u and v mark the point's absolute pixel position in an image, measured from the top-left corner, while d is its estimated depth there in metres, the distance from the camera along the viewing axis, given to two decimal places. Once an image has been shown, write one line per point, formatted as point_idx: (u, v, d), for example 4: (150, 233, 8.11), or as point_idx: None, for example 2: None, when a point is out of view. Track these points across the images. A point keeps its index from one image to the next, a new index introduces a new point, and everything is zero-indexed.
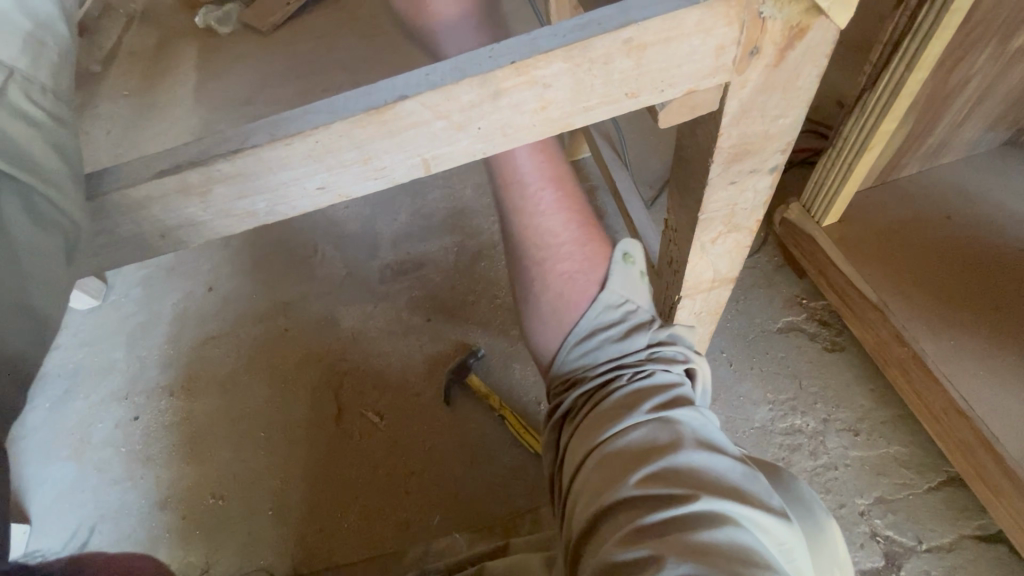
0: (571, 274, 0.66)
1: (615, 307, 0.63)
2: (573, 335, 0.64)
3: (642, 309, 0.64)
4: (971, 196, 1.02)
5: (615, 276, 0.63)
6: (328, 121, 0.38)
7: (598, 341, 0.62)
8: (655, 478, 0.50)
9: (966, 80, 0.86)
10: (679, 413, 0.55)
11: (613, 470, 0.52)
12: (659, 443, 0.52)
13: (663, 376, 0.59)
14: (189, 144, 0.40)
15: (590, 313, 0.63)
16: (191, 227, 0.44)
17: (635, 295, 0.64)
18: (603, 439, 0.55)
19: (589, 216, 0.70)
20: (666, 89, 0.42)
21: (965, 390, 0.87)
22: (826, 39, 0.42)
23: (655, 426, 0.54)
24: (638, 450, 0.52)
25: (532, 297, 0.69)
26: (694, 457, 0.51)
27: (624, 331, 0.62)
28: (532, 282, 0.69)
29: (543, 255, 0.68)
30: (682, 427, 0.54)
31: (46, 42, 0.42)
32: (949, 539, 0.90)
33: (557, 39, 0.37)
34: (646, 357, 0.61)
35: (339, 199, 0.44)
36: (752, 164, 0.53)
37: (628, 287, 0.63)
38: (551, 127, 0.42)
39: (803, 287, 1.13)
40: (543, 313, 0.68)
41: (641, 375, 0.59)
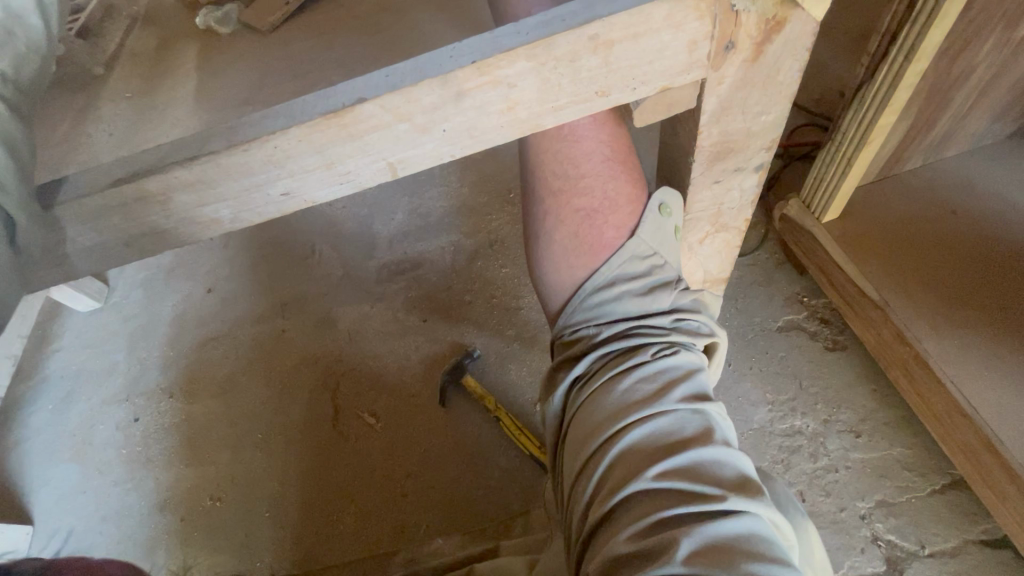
0: (590, 210, 0.60)
1: (641, 259, 0.56)
2: (590, 282, 0.57)
3: (668, 266, 0.57)
4: (978, 190, 0.99)
5: (646, 224, 0.56)
6: (285, 126, 0.37)
7: (620, 294, 0.55)
8: (680, 472, 0.46)
9: (971, 70, 0.83)
10: (707, 403, 0.50)
11: (633, 460, 0.47)
12: (687, 434, 0.48)
13: (689, 353, 0.53)
14: (149, 151, 0.40)
15: (613, 260, 0.56)
16: (157, 234, 0.43)
17: (663, 250, 0.57)
18: (625, 424, 0.49)
19: (625, 151, 0.63)
20: (639, 88, 0.41)
21: (969, 390, 0.84)
22: (805, 32, 0.40)
23: (685, 414, 0.49)
24: (663, 439, 0.48)
25: (546, 232, 0.63)
26: (723, 452, 0.47)
27: (648, 288, 0.55)
28: (549, 220, 0.62)
29: (564, 184, 0.62)
30: (709, 418, 0.49)
31: (14, 33, 0.41)
32: (952, 544, 0.88)
33: (520, 37, 0.36)
34: (670, 325, 0.55)
35: (306, 205, 0.43)
36: (736, 162, 0.51)
37: (658, 239, 0.56)
38: (520, 128, 0.41)
39: (804, 285, 1.11)
40: (554, 251, 0.61)
41: (669, 351, 0.52)
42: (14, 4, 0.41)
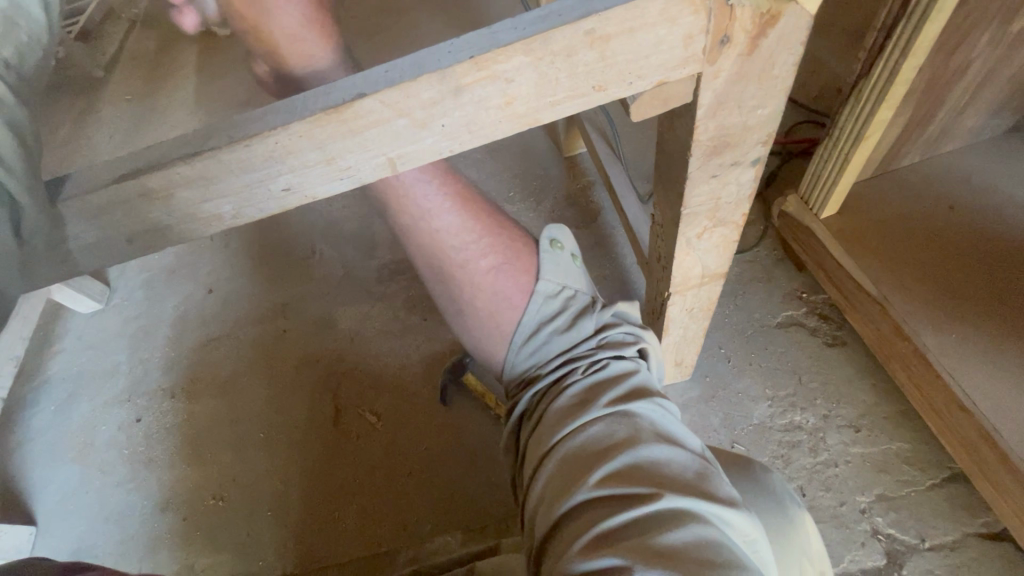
0: (497, 269, 0.65)
1: (553, 296, 0.63)
2: (517, 334, 0.63)
3: (581, 293, 0.64)
4: (975, 186, 0.99)
5: (546, 264, 0.64)
6: (287, 121, 0.38)
7: (545, 335, 0.62)
8: (616, 476, 0.50)
9: (966, 65, 0.83)
10: (636, 406, 0.55)
11: (573, 469, 0.52)
12: (617, 440, 0.53)
13: (617, 365, 0.59)
14: (151, 147, 0.40)
15: (530, 308, 0.63)
16: (160, 231, 0.43)
17: (571, 280, 0.64)
18: (560, 438, 0.55)
19: (492, 209, 0.70)
20: (635, 82, 0.41)
21: (968, 384, 0.85)
22: (799, 26, 0.41)
23: (614, 421, 0.54)
24: (597, 447, 0.53)
25: (465, 306, 0.67)
26: (654, 452, 0.52)
27: (569, 320, 0.62)
28: (463, 294, 0.67)
29: (463, 258, 0.66)
30: (641, 420, 0.55)
31: (19, 22, 0.41)
32: (952, 537, 0.88)
33: (516, 32, 0.37)
34: (595, 345, 0.61)
35: (307, 200, 0.43)
36: (733, 157, 0.52)
37: (561, 275, 0.64)
38: (518, 123, 0.41)
39: (803, 282, 1.11)
40: (482, 316, 0.66)
41: (595, 368, 0.59)
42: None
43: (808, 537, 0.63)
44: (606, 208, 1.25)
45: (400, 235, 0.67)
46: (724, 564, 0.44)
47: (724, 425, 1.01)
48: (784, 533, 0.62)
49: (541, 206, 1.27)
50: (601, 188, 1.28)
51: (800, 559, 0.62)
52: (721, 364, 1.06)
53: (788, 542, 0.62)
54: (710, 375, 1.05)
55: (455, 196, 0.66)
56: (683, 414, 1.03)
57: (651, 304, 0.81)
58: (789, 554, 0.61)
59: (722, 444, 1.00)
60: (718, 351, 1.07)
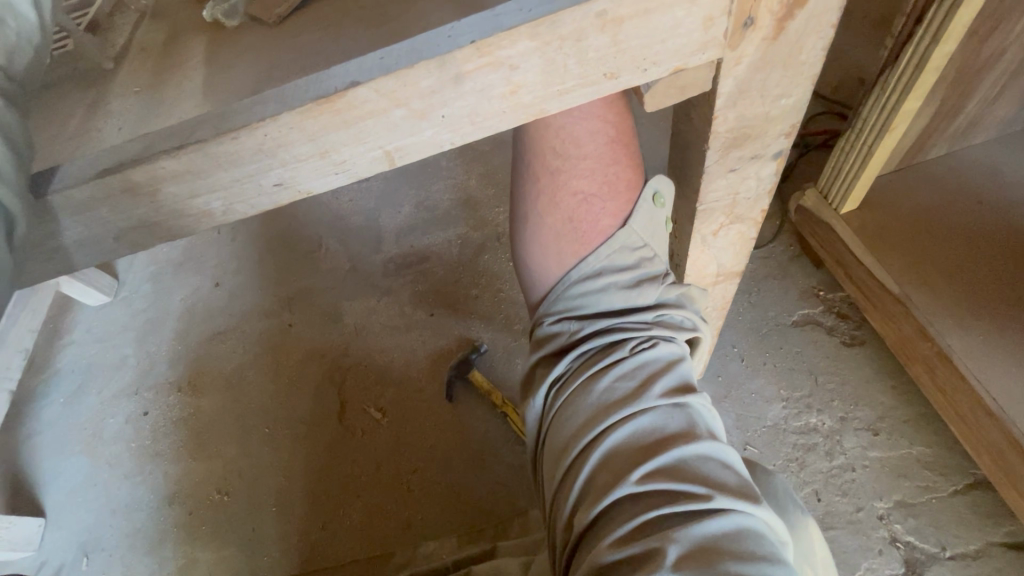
0: (586, 196, 0.59)
1: (630, 251, 0.56)
2: (577, 273, 0.56)
3: (657, 259, 0.58)
4: (1005, 179, 0.95)
5: (638, 216, 0.57)
6: (276, 112, 0.35)
7: (606, 286, 0.55)
8: (666, 471, 0.45)
9: (1001, 52, 0.79)
10: (689, 398, 0.49)
11: (618, 461, 0.46)
12: (668, 432, 0.47)
13: (668, 347, 0.52)
14: (137, 141, 0.38)
15: (602, 251, 0.56)
16: (147, 227, 0.41)
17: (654, 242, 0.58)
18: (605, 425, 0.48)
19: (630, 136, 0.61)
20: (650, 69, 0.38)
21: (994, 388, 0.81)
22: (831, 7, 0.38)
23: (665, 410, 0.48)
24: (645, 439, 0.47)
25: (536, 213, 0.62)
26: (706, 448, 0.46)
27: (633, 281, 0.55)
28: (540, 202, 0.61)
29: (560, 165, 0.60)
30: (691, 412, 0.49)
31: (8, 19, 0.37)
32: (974, 546, 0.85)
33: (522, 14, 0.34)
34: (651, 320, 0.54)
35: (300, 196, 0.41)
36: (753, 150, 0.48)
37: (648, 232, 0.57)
38: (524, 114, 0.39)
39: (820, 279, 1.08)
40: (546, 237, 0.60)
41: (647, 344, 0.52)
42: None
43: (816, 543, 0.57)
44: None
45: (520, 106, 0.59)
46: (775, 565, 0.40)
47: (737, 426, 0.99)
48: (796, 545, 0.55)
49: None
50: None
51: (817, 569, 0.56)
52: (734, 363, 1.03)
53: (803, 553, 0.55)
54: (724, 374, 1.02)
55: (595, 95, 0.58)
56: None
57: None
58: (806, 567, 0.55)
59: (735, 446, 0.97)
60: (732, 350, 1.04)
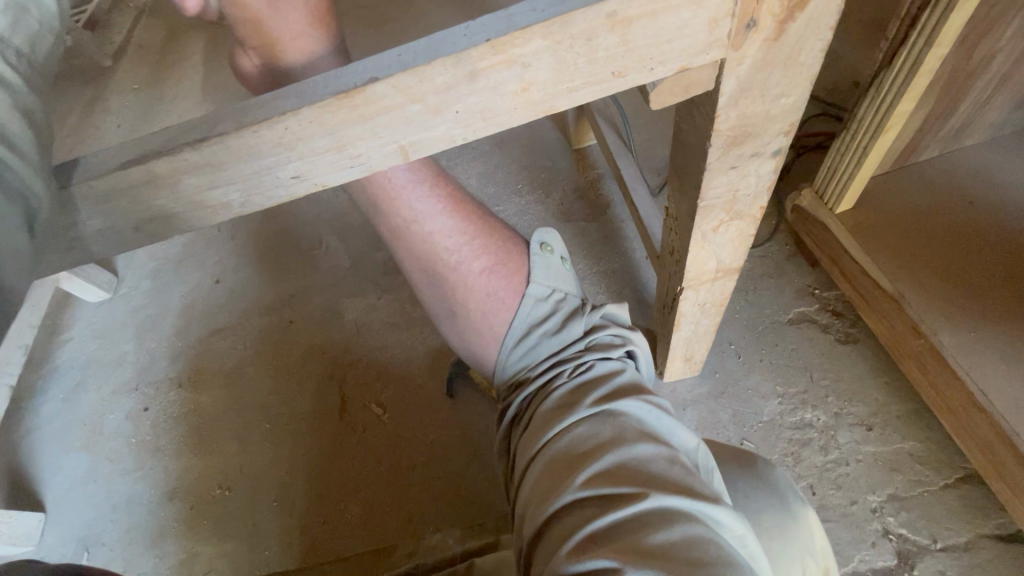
0: (491, 270, 0.66)
1: (544, 299, 0.65)
2: (510, 338, 0.64)
3: (569, 296, 0.65)
4: (995, 180, 0.97)
5: (538, 268, 0.66)
6: (297, 106, 0.36)
7: (536, 338, 0.63)
8: (602, 475, 0.49)
9: (991, 56, 0.81)
10: (621, 404, 0.54)
11: (559, 470, 0.51)
12: (602, 439, 0.52)
13: (603, 366, 0.59)
14: (159, 133, 0.39)
15: (522, 310, 0.64)
16: (166, 218, 0.42)
17: (560, 283, 0.66)
18: (546, 442, 0.54)
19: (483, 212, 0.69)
20: (656, 68, 0.39)
21: (985, 384, 0.83)
22: (829, 10, 0.39)
23: (598, 421, 0.53)
24: (581, 448, 0.52)
25: (459, 310, 0.67)
26: (639, 450, 0.51)
27: (558, 323, 0.63)
28: (457, 299, 0.67)
29: (457, 261, 0.66)
30: (625, 418, 0.54)
31: (28, 6, 0.37)
32: (965, 538, 0.87)
33: (535, 14, 0.35)
34: (583, 347, 0.61)
35: (316, 188, 0.42)
36: (753, 148, 0.50)
37: (551, 277, 0.66)
38: (534, 111, 0.40)
39: (815, 278, 1.09)
40: (478, 323, 0.67)
41: (581, 369, 0.58)
42: None
43: (813, 535, 0.63)
44: (615, 201, 1.24)
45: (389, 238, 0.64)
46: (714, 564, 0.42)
47: (733, 422, 1.00)
48: (786, 527, 0.62)
49: (550, 198, 1.26)
50: (610, 181, 1.26)
51: (811, 559, 0.62)
52: (731, 360, 1.05)
53: (803, 545, 0.62)
54: (720, 371, 1.04)
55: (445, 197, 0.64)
56: (692, 410, 1.02)
57: (663, 298, 0.80)
58: (800, 557, 0.61)
59: (731, 441, 0.99)
60: (728, 347, 1.06)
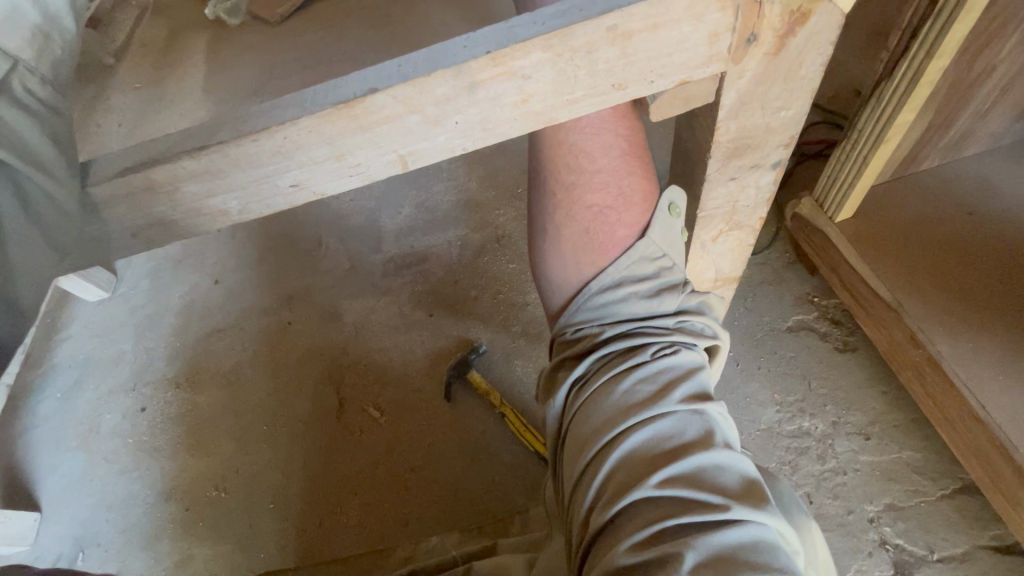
0: (602, 207, 0.59)
1: (650, 261, 0.57)
2: (595, 283, 0.57)
3: (675, 268, 0.58)
4: (995, 191, 0.97)
5: (656, 226, 0.57)
6: (295, 115, 0.36)
7: (627, 294, 0.55)
8: (682, 478, 0.46)
9: (992, 68, 0.81)
10: (707, 405, 0.50)
11: (635, 464, 0.47)
12: (687, 438, 0.48)
13: (689, 354, 0.53)
14: (155, 141, 0.39)
15: (621, 261, 0.56)
16: (166, 225, 0.42)
17: (673, 251, 0.58)
18: (623, 429, 0.49)
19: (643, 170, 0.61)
20: (657, 81, 0.39)
21: (983, 395, 0.83)
22: (830, 24, 0.39)
23: (683, 416, 0.49)
24: (663, 444, 0.48)
25: (553, 226, 0.62)
26: (724, 456, 0.47)
27: (654, 290, 0.56)
28: (554, 215, 0.62)
29: (576, 180, 0.61)
30: (709, 419, 0.50)
31: (52, 36, 0.41)
32: (962, 549, 0.87)
33: (535, 27, 0.35)
34: (672, 327, 0.55)
35: (314, 197, 0.42)
36: (753, 159, 0.50)
37: (668, 241, 0.57)
38: (535, 122, 0.40)
39: (814, 285, 1.09)
40: (563, 247, 0.61)
41: (669, 351, 0.53)
42: (49, 6, 0.41)
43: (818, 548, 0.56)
44: None
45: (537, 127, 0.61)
46: None
47: None
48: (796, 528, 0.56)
49: None
50: None
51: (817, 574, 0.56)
52: (729, 367, 1.05)
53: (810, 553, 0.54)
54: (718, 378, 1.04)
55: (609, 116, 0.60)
56: None
57: None
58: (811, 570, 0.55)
59: None
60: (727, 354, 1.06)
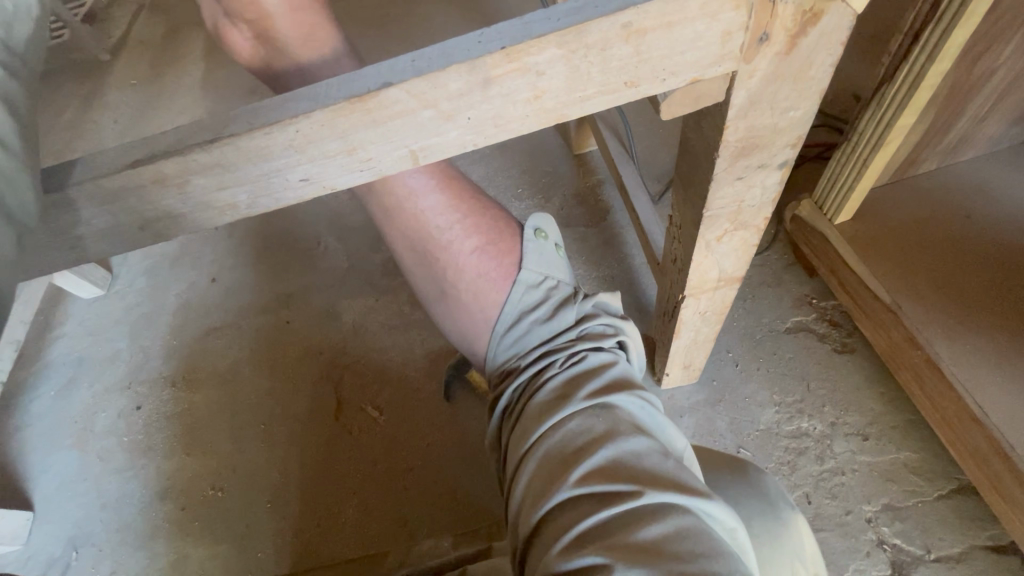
0: (481, 252, 0.65)
1: (536, 286, 0.63)
2: (501, 325, 0.63)
3: (562, 283, 0.64)
4: (991, 195, 0.98)
5: (530, 254, 0.64)
6: (309, 109, 0.36)
7: (527, 324, 0.62)
8: (597, 473, 0.50)
9: (991, 73, 0.82)
10: (614, 399, 0.56)
11: (553, 467, 0.52)
12: (596, 434, 0.53)
13: (595, 357, 0.59)
14: (165, 133, 0.39)
15: (513, 296, 0.63)
16: (173, 218, 0.42)
17: (553, 270, 0.65)
18: (539, 437, 0.55)
19: (485, 202, 0.69)
20: (668, 79, 0.40)
21: (980, 396, 0.84)
22: (841, 25, 0.39)
23: (591, 415, 0.54)
24: (576, 444, 0.52)
25: (451, 292, 0.67)
26: (631, 445, 0.52)
27: (550, 310, 0.62)
28: (447, 280, 0.67)
29: (448, 241, 0.66)
30: (617, 412, 0.55)
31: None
32: (958, 549, 0.87)
33: (550, 23, 0.35)
34: (574, 336, 0.61)
35: (324, 191, 0.42)
36: (760, 159, 0.50)
37: (544, 264, 0.64)
38: (546, 118, 0.40)
39: (813, 287, 1.10)
40: (465, 303, 0.66)
41: (572, 361, 0.59)
42: None
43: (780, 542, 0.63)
44: (615, 208, 1.25)
45: (384, 215, 0.65)
46: (710, 559, 0.44)
47: (730, 429, 1.01)
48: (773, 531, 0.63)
49: (550, 203, 1.27)
50: (610, 188, 1.27)
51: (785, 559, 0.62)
52: (728, 367, 1.05)
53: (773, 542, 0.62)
54: (718, 379, 1.05)
55: (440, 179, 0.66)
56: (689, 417, 1.03)
57: (664, 305, 0.80)
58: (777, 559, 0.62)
59: (727, 449, 0.99)
60: (726, 354, 1.06)
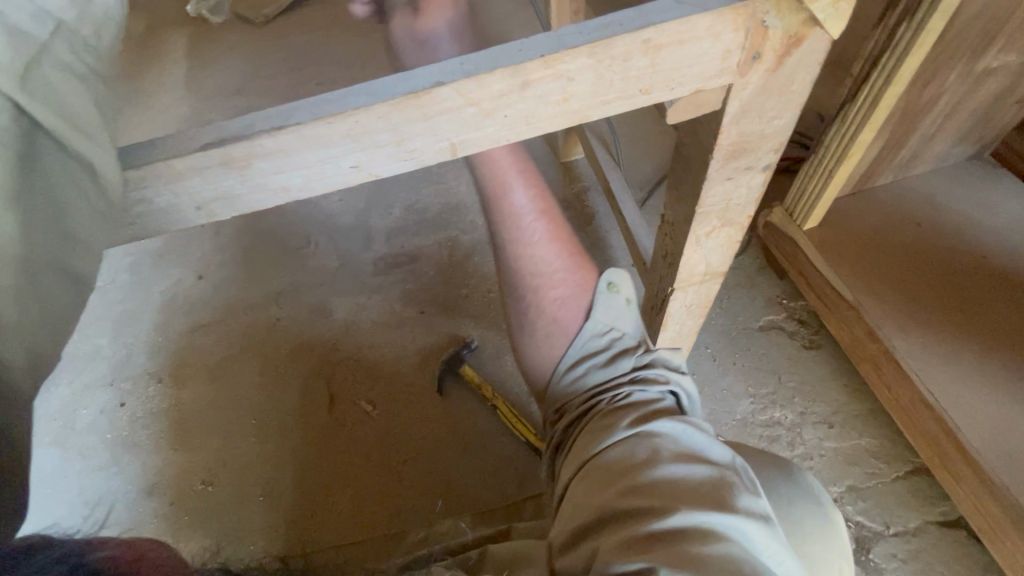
0: (563, 300, 0.74)
1: (601, 334, 0.70)
2: (563, 364, 0.72)
3: (627, 335, 0.70)
4: (940, 206, 1.09)
5: (602, 306, 0.71)
6: (369, 103, 0.41)
7: (586, 367, 0.70)
8: (634, 492, 0.52)
9: (937, 96, 0.92)
10: (655, 426, 0.58)
11: (594, 489, 0.56)
12: (634, 457, 0.56)
13: (641, 395, 0.63)
14: (232, 120, 0.43)
15: (580, 341, 0.71)
16: (229, 199, 0.46)
17: (620, 323, 0.71)
18: (585, 463, 0.60)
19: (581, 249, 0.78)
20: (676, 88, 0.46)
21: (933, 385, 0.93)
22: (820, 48, 0.47)
23: (632, 441, 0.57)
24: (616, 466, 0.56)
25: (531, 324, 0.77)
26: (671, 467, 0.54)
27: (609, 358, 0.69)
28: (528, 311, 0.77)
29: (540, 281, 0.76)
30: (657, 437, 0.57)
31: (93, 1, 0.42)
32: (913, 525, 0.96)
33: (583, 36, 0.41)
34: (627, 380, 0.66)
35: (369, 178, 0.47)
36: (747, 162, 0.57)
37: (612, 316, 0.70)
38: (571, 118, 0.46)
39: (783, 289, 1.19)
40: (539, 336, 0.76)
41: (620, 398, 0.64)
42: None
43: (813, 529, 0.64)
44: (600, 212, 1.32)
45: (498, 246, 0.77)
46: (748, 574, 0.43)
47: (709, 419, 1.08)
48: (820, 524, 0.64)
49: None
50: (594, 194, 1.35)
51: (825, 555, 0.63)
52: (706, 362, 1.13)
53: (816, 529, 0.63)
54: (697, 372, 1.12)
55: (550, 229, 0.76)
56: None
57: (652, 299, 0.87)
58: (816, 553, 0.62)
59: None
60: (705, 350, 1.14)
